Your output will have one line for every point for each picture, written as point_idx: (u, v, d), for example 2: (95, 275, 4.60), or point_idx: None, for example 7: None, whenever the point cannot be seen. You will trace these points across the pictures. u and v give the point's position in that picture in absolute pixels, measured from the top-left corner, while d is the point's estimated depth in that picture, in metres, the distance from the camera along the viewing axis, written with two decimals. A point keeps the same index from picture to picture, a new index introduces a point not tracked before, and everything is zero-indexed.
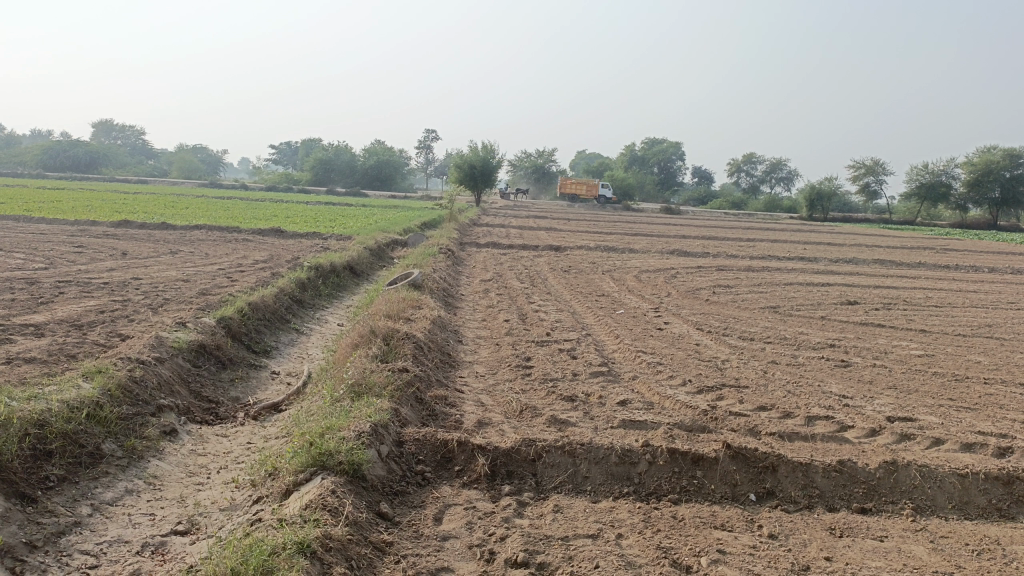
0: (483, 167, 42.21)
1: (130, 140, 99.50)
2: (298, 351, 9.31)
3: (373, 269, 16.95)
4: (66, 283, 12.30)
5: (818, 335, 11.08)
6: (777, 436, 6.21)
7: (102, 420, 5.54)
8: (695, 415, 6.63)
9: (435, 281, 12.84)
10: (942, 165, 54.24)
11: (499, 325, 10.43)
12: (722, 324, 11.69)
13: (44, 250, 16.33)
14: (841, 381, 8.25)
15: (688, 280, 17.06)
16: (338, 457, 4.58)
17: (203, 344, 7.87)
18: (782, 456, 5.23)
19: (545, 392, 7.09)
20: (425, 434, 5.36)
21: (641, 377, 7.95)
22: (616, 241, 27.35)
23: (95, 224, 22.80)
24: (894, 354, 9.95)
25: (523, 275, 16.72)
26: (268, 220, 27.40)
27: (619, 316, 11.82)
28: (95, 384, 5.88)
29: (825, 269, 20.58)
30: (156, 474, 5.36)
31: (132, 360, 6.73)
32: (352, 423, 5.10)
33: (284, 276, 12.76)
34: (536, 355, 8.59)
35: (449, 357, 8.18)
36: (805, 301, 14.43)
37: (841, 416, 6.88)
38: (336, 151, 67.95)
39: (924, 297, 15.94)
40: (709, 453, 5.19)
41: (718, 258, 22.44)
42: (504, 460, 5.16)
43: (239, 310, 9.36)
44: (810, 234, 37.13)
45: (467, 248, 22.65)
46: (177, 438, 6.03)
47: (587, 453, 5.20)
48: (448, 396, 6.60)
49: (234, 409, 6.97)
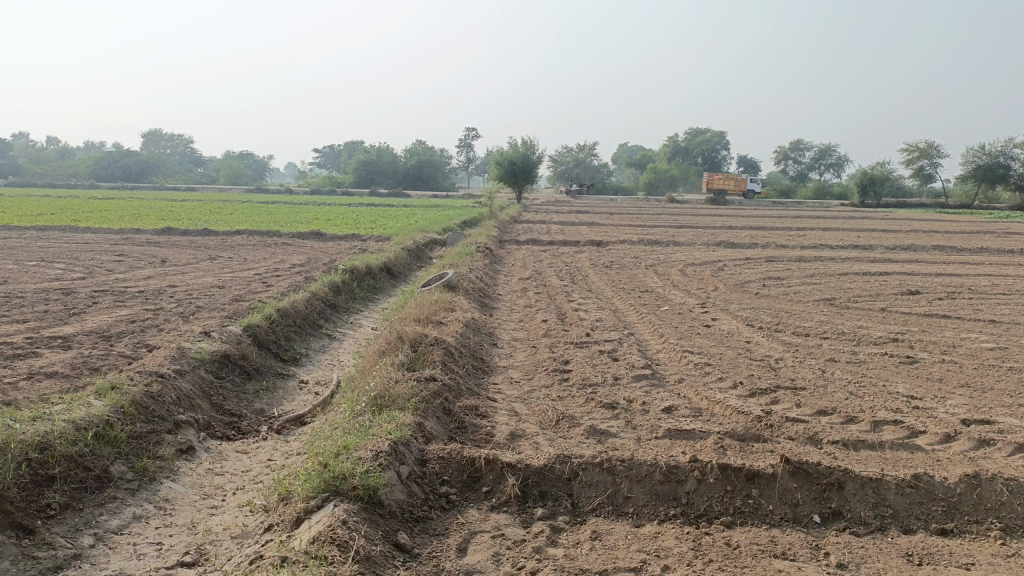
0: (524, 163, 41.73)
1: (179, 149, 101.65)
2: (328, 358, 8.97)
3: (411, 270, 16.62)
4: (101, 292, 12.21)
5: (879, 328, 10.37)
6: (840, 445, 5.66)
7: (111, 440, 5.24)
8: (748, 422, 6.09)
9: (471, 281, 12.45)
10: (1000, 145, 52.12)
11: (536, 327, 9.96)
12: (774, 318, 11.05)
13: (85, 259, 16.37)
14: (907, 380, 7.60)
15: (736, 272, 16.36)
16: (351, 482, 4.17)
17: (227, 355, 7.57)
18: (848, 471, 4.67)
19: (583, 399, 6.60)
20: (451, 451, 4.93)
21: (687, 380, 7.42)
22: (659, 234, 26.70)
23: (139, 232, 23.00)
24: (963, 347, 9.21)
25: (563, 272, 16.21)
26: (308, 223, 27.39)
27: (664, 313, 11.26)
28: (106, 402, 5.59)
29: (882, 257, 19.62)
30: (168, 498, 5.03)
31: (150, 374, 6.43)
32: (370, 442, 4.70)
33: (318, 280, 12.50)
34: (575, 358, 8.11)
35: (483, 362, 7.73)
36: (863, 291, 13.64)
37: (910, 420, 6.26)
38: (379, 151, 68.20)
39: (990, 284, 15.01)
40: (765, 469, 4.66)
41: (768, 249, 21.60)
42: (537, 480, 4.71)
43: (267, 317, 9.07)
44: (863, 220, 35.95)
45: (507, 245, 22.27)
46: (194, 456, 5.71)
47: (628, 470, 4.70)
48: (479, 406, 6.17)
49: (257, 423, 6.63)
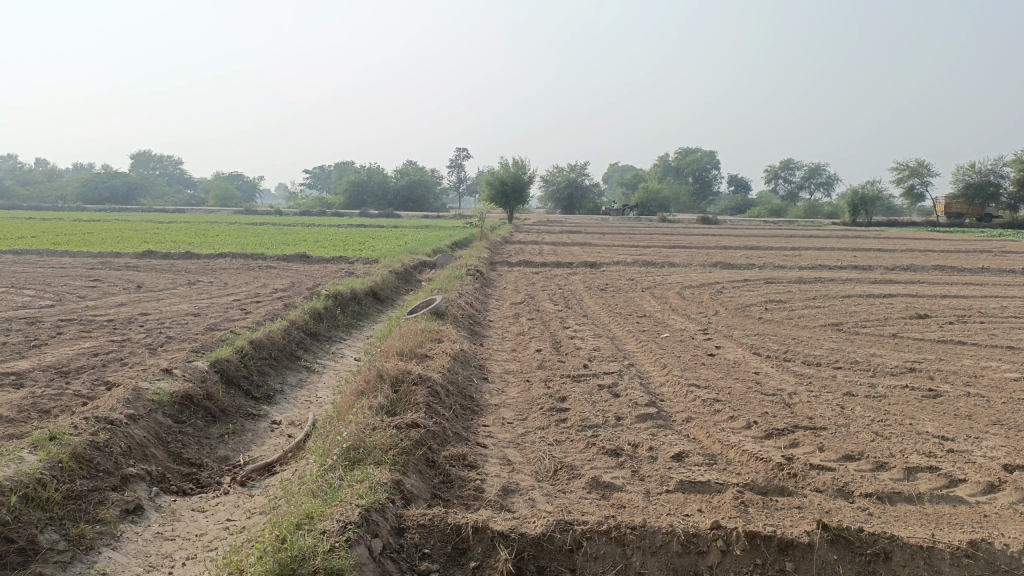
0: (515, 183, 41.24)
1: (168, 170, 101.08)
2: (305, 394, 8.26)
3: (398, 294, 15.94)
4: (68, 322, 11.49)
5: (894, 357, 9.74)
6: (874, 497, 5.02)
7: (42, 503, 4.54)
8: (768, 471, 5.44)
9: (460, 307, 11.80)
10: (990, 164, 52.07)
11: (530, 358, 9.31)
12: (782, 346, 10.43)
13: (57, 285, 15.62)
14: (934, 418, 6.96)
15: (736, 295, 15.74)
16: (312, 563, 3.51)
17: (190, 396, 6.88)
18: (895, 538, 4.04)
19: (583, 445, 5.93)
20: (433, 517, 4.27)
21: (696, 419, 6.76)
22: (654, 254, 26.19)
23: (118, 255, 22.25)
24: (987, 378, 8.59)
25: (557, 295, 15.58)
26: (296, 245, 26.72)
27: (665, 341, 10.63)
28: (42, 457, 4.90)
29: (884, 278, 19.07)
30: (105, 572, 4.33)
31: (99, 421, 5.73)
32: (337, 508, 4.03)
33: (299, 307, 11.82)
34: (572, 394, 7.44)
35: (472, 401, 7.07)
36: (870, 316, 13.05)
37: (947, 466, 5.61)
38: (369, 172, 67.56)
39: (999, 307, 14.44)
40: (801, 537, 4.03)
41: (767, 270, 21.00)
42: (534, 552, 4.07)
43: (239, 350, 8.37)
44: (857, 240, 35.64)
45: (499, 267, 21.68)
46: (141, 518, 5.02)
47: (640, 540, 4.08)
48: (467, 455, 5.51)
49: (220, 473, 5.94)
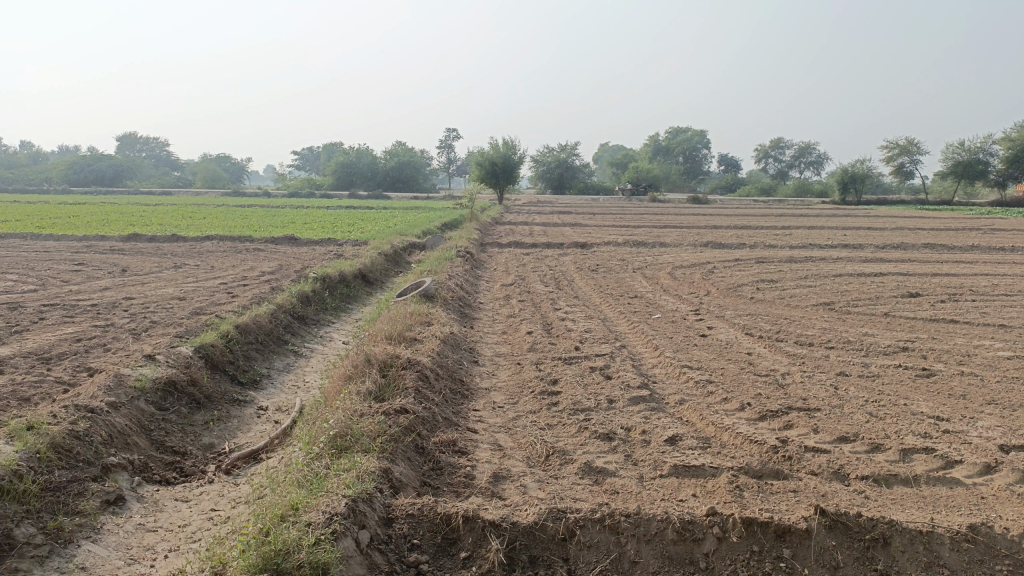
0: (505, 164, 40.95)
1: (155, 152, 100.06)
2: (292, 379, 8.13)
3: (387, 277, 15.77)
4: (51, 307, 11.28)
5: (886, 336, 9.67)
6: (870, 480, 4.95)
7: (18, 496, 4.40)
8: (763, 454, 5.35)
9: (450, 289, 11.66)
10: (980, 141, 52.04)
11: (521, 340, 9.19)
12: (774, 326, 10.35)
13: (40, 269, 15.38)
14: (928, 398, 6.89)
15: (727, 275, 15.65)
16: (296, 557, 3.40)
17: (173, 382, 6.73)
18: (893, 523, 3.96)
19: (575, 429, 5.82)
20: (422, 507, 4.17)
21: (689, 401, 6.67)
22: (644, 234, 26.09)
23: (103, 238, 21.98)
24: (979, 357, 8.53)
25: (548, 277, 15.46)
26: (284, 227, 26.45)
27: (657, 322, 10.53)
28: (19, 447, 4.76)
29: (874, 257, 19.03)
30: (85, 565, 4.20)
31: (78, 410, 5.58)
32: (322, 499, 3.91)
33: (286, 290, 11.64)
34: (564, 377, 7.33)
35: (462, 385, 6.96)
36: (862, 295, 12.99)
37: (943, 448, 5.54)
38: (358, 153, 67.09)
39: (989, 284, 14.42)
40: (798, 523, 3.95)
41: (757, 249, 20.92)
42: (525, 542, 3.97)
43: (224, 335, 8.21)
44: (846, 218, 35.69)
45: (489, 248, 21.51)
46: (123, 508, 4.89)
47: (634, 528, 4.00)
48: (457, 441, 5.40)
49: (204, 462, 5.82)
